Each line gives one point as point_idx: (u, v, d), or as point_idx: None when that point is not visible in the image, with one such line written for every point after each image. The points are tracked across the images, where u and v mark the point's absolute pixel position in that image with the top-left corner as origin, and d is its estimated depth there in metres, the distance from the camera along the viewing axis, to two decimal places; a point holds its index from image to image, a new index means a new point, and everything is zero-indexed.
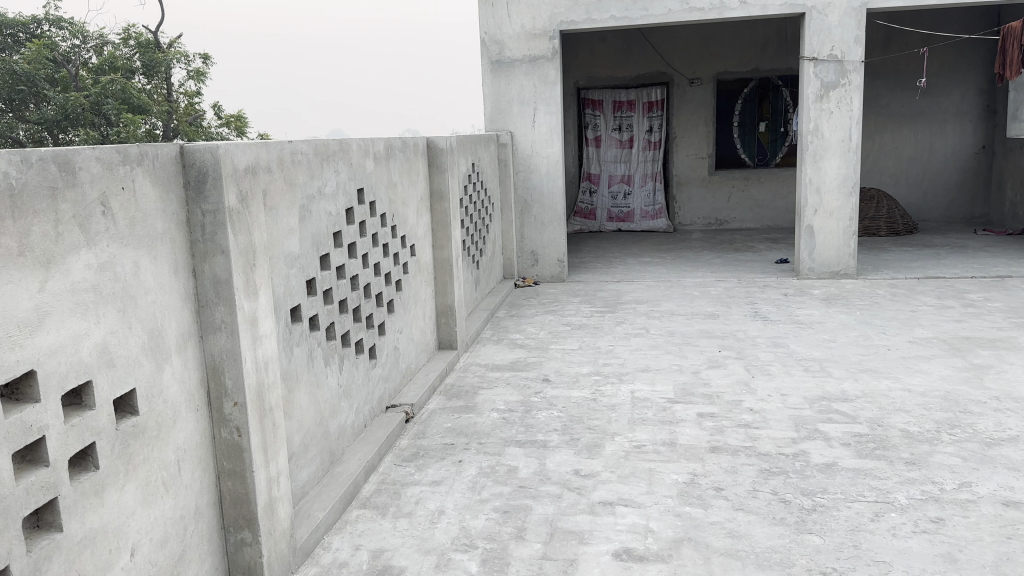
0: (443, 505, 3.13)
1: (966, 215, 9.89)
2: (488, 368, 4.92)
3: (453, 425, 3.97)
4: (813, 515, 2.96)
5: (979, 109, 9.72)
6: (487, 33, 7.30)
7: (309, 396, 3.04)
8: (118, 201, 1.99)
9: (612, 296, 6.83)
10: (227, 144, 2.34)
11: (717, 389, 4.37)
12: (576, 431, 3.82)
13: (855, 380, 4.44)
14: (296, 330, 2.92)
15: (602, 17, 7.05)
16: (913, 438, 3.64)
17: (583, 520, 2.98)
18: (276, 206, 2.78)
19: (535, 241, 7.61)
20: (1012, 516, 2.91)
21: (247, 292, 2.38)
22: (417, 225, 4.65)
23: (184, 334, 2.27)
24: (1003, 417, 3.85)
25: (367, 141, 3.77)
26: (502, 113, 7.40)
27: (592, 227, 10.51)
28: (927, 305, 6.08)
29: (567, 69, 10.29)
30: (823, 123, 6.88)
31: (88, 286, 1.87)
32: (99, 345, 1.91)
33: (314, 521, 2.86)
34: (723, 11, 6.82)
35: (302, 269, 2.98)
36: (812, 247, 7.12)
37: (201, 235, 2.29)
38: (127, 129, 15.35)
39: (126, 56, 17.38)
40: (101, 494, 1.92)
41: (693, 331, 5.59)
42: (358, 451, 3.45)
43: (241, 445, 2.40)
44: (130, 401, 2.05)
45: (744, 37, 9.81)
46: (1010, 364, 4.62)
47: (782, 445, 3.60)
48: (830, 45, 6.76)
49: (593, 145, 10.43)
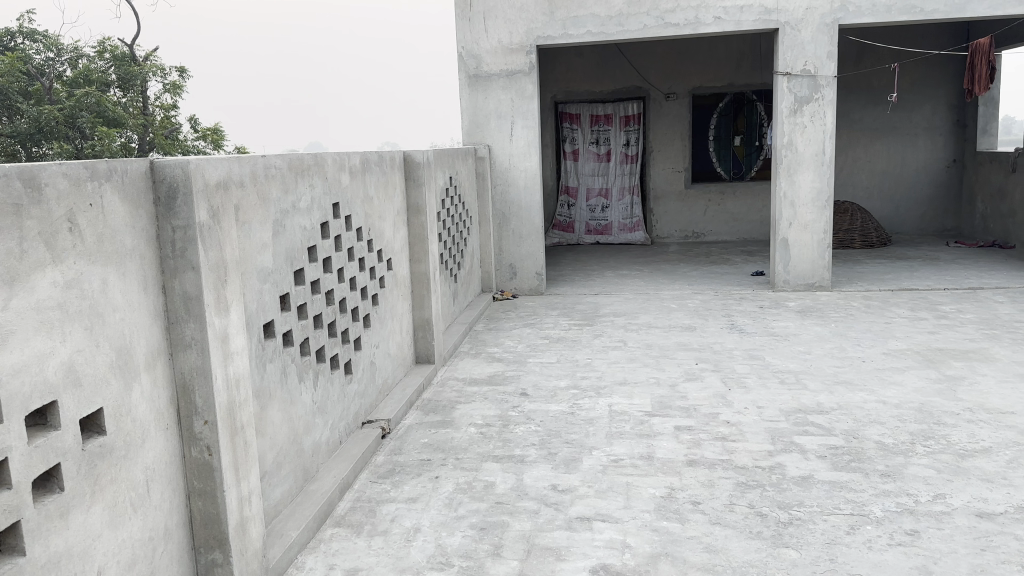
0: (419, 523, 3.10)
1: (939, 227, 10.02)
2: (465, 382, 4.90)
3: (430, 440, 3.94)
4: (790, 529, 2.96)
5: (949, 124, 9.89)
6: (464, 47, 7.32)
7: (283, 413, 3.00)
8: (85, 218, 1.96)
9: (590, 309, 6.84)
10: (198, 159, 2.31)
11: (694, 402, 4.37)
12: (553, 446, 3.81)
13: (831, 392, 4.47)
14: (269, 347, 2.89)
15: (579, 32, 7.08)
16: (888, 450, 3.66)
17: (560, 536, 2.96)
18: (248, 221, 2.75)
19: (513, 255, 7.61)
20: (985, 528, 2.93)
21: (218, 309, 2.35)
22: (394, 238, 4.63)
23: (154, 351, 2.23)
24: (976, 428, 3.89)
25: (342, 155, 3.75)
26: (480, 127, 7.41)
27: (570, 239, 10.58)
28: (901, 317, 6.14)
29: (545, 83, 10.35)
30: (797, 137, 6.95)
31: (54, 304, 1.84)
32: (65, 363, 1.87)
33: (287, 540, 2.83)
34: (698, 27, 6.89)
35: (275, 284, 2.95)
36: (788, 259, 7.18)
37: (170, 251, 2.26)
38: (102, 142, 15.24)
39: (102, 69, 17.21)
40: (67, 516, 1.88)
41: (670, 343, 5.60)
42: (332, 468, 3.41)
43: (212, 464, 2.36)
44: (97, 421, 2.01)
45: (719, 52, 9.90)
46: (983, 376, 4.67)
47: (759, 458, 3.61)
48: (804, 61, 6.84)
49: (571, 158, 10.49)
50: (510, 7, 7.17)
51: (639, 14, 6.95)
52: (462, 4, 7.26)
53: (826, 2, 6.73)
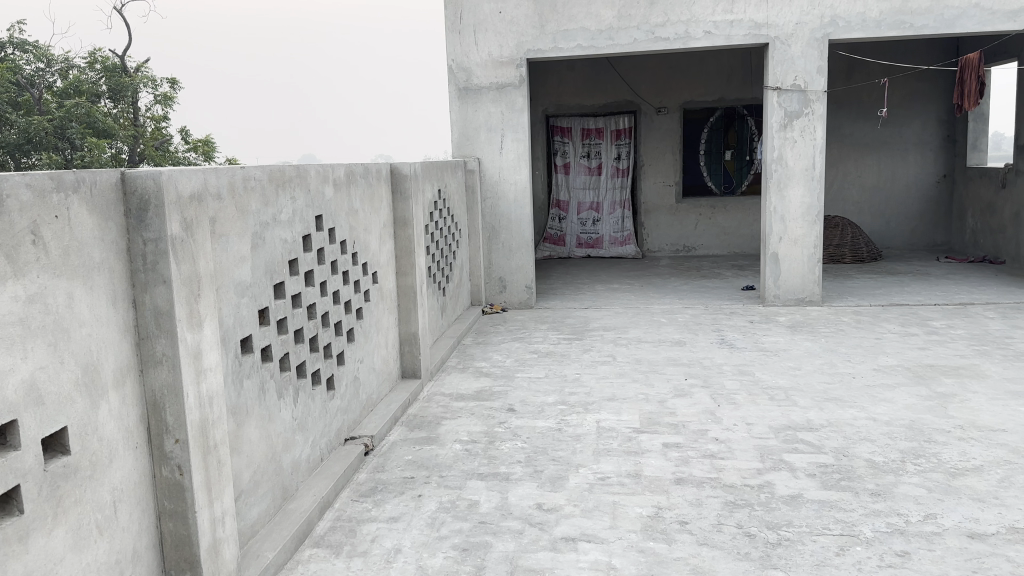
0: (399, 543, 3.03)
1: (929, 241, 10.02)
2: (452, 398, 4.82)
3: (414, 457, 3.88)
4: (778, 550, 2.90)
5: (940, 139, 9.88)
6: (454, 60, 7.30)
7: (260, 430, 2.93)
8: (50, 230, 1.90)
9: (580, 323, 6.78)
10: (171, 170, 2.25)
11: (682, 419, 4.31)
12: (539, 463, 3.75)
13: (821, 409, 4.42)
14: (246, 362, 2.83)
15: (568, 46, 7.06)
16: (878, 469, 3.61)
17: (544, 557, 2.89)
18: (226, 233, 2.69)
19: (503, 268, 7.56)
20: (977, 549, 2.88)
21: (191, 324, 2.29)
22: (380, 251, 4.57)
23: (123, 368, 2.17)
24: (967, 446, 3.84)
25: (326, 167, 3.70)
26: (469, 140, 7.38)
27: (561, 252, 10.57)
28: (891, 333, 6.10)
29: (536, 96, 10.35)
30: (788, 151, 6.93)
31: (14, 319, 1.77)
32: (26, 381, 1.80)
33: (263, 561, 2.75)
34: (688, 41, 6.88)
35: (253, 298, 2.89)
36: (778, 274, 7.15)
37: (142, 264, 2.20)
38: (92, 153, 15.18)
39: (92, 80, 17.11)
40: (26, 540, 1.80)
41: (660, 358, 5.55)
42: (313, 487, 3.34)
43: (183, 484, 2.29)
44: (61, 440, 1.94)
45: (710, 66, 9.91)
46: (973, 393, 4.62)
47: (747, 476, 3.55)
48: (794, 75, 6.83)
49: (561, 172, 10.49)
50: (500, 21, 7.14)
51: (629, 28, 6.93)
52: (452, 17, 7.25)
53: (816, 17, 6.73)
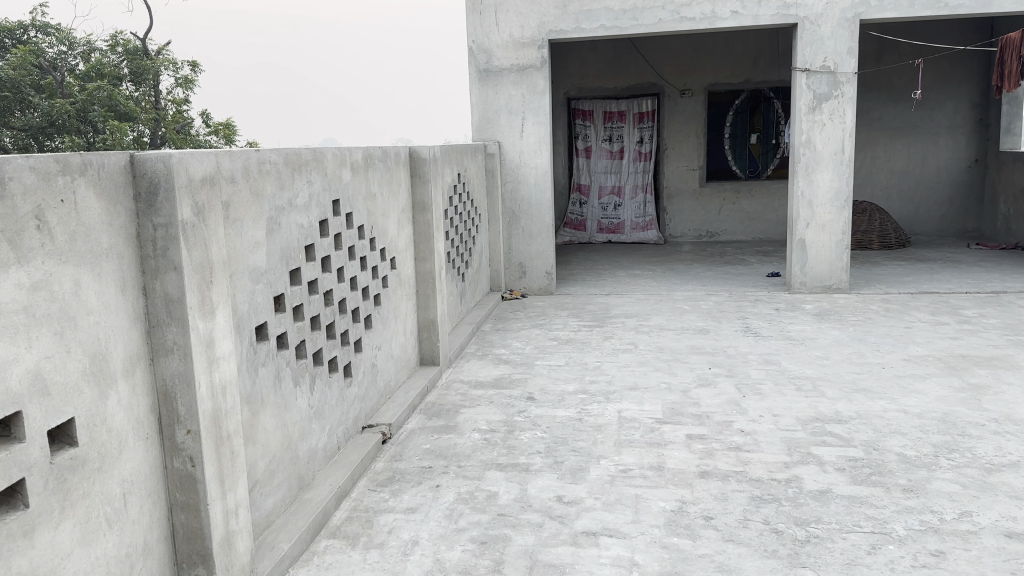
0: (417, 535, 2.97)
1: (958, 228, 9.81)
2: (471, 386, 4.74)
3: (432, 446, 3.81)
4: (808, 548, 2.80)
5: (972, 122, 9.65)
6: (475, 42, 7.17)
7: (275, 419, 2.87)
8: (56, 214, 1.83)
9: (601, 309, 6.68)
10: (182, 153, 2.18)
11: (706, 409, 4.21)
12: (560, 454, 3.67)
13: (849, 400, 4.30)
14: (261, 350, 2.76)
15: (592, 26, 6.92)
16: (910, 463, 3.49)
17: (564, 552, 2.82)
18: (239, 218, 2.62)
19: (523, 253, 7.46)
20: (1016, 549, 2.76)
21: (203, 312, 2.22)
22: (399, 237, 4.50)
23: (132, 357, 2.11)
24: (1002, 441, 3.71)
25: (343, 150, 3.62)
26: (490, 122, 7.26)
27: (582, 238, 10.42)
28: (922, 322, 5.94)
29: (557, 79, 10.18)
30: (815, 135, 6.76)
31: (18, 307, 1.71)
32: (31, 370, 1.74)
33: (278, 553, 2.70)
34: (715, 21, 6.71)
35: (268, 285, 2.82)
36: (804, 261, 6.99)
37: (152, 250, 2.13)
38: (114, 136, 15.11)
39: (114, 63, 17.16)
40: (32, 535, 1.74)
41: (682, 346, 5.44)
42: (329, 476, 3.29)
43: (195, 476, 2.23)
44: (68, 430, 1.89)
45: (736, 47, 9.70)
46: (1007, 385, 4.48)
47: (774, 470, 3.45)
48: (823, 57, 6.65)
49: (583, 156, 10.33)
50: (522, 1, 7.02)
51: (654, 8, 6.78)
52: None
53: None
